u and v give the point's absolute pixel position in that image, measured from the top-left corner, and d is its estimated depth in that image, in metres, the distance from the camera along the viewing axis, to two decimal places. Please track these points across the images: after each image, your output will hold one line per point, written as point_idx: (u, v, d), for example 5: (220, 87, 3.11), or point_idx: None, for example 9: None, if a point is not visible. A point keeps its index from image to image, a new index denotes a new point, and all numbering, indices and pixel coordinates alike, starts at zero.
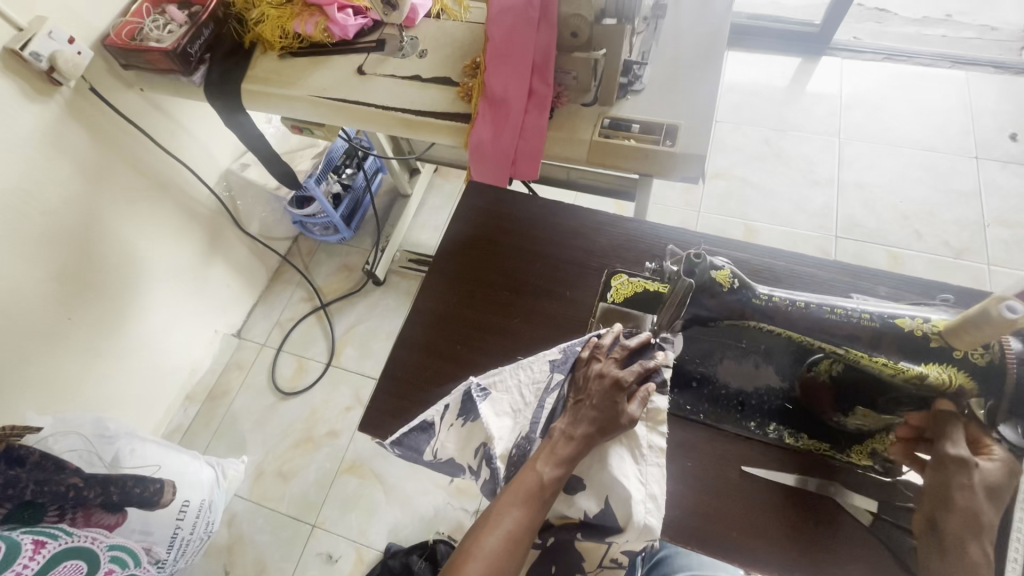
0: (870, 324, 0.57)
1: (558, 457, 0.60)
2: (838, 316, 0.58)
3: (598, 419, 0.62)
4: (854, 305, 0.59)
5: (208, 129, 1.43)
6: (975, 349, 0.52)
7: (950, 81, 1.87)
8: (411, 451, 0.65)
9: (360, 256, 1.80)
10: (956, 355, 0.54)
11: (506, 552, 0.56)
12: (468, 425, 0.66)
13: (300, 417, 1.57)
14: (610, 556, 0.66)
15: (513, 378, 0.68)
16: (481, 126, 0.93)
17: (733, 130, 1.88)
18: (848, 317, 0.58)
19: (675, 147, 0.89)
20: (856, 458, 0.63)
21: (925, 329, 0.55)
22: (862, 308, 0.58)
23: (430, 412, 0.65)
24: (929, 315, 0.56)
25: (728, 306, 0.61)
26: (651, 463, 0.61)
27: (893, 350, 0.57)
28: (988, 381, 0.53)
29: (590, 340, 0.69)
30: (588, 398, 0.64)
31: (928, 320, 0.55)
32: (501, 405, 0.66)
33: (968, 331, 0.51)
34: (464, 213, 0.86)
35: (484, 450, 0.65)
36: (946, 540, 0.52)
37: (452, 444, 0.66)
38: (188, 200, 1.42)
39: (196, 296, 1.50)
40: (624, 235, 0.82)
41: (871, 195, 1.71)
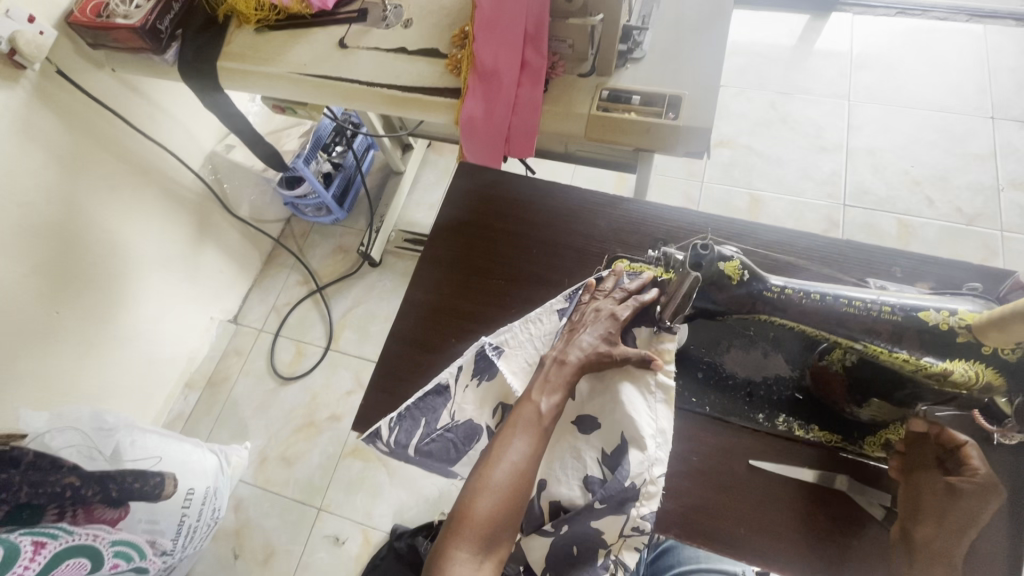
0: (891, 318, 0.53)
1: (555, 383, 0.60)
2: (855, 311, 0.54)
3: (598, 348, 0.62)
4: (874, 295, 0.54)
5: (189, 109, 1.36)
6: (1007, 346, 0.48)
7: (968, 36, 1.78)
8: (429, 413, 0.65)
9: (355, 236, 1.75)
10: (983, 351, 0.49)
11: (515, 484, 0.55)
12: (483, 385, 0.66)
13: (300, 402, 1.56)
14: (632, 522, 0.55)
15: (524, 333, 0.68)
16: (472, 101, 0.87)
17: (737, 94, 1.80)
18: (867, 310, 0.54)
19: (679, 120, 0.83)
20: (869, 449, 0.61)
21: (951, 322, 0.51)
22: (882, 300, 0.54)
23: (443, 374, 0.66)
24: (956, 306, 0.51)
25: (737, 299, 0.58)
26: (661, 399, 0.60)
27: (915, 345, 0.52)
28: (1017, 376, 0.49)
29: (589, 283, 0.69)
30: (587, 327, 0.64)
31: (955, 313, 0.51)
32: (515, 361, 0.66)
33: (998, 327, 0.47)
34: (455, 196, 0.82)
35: (503, 408, 0.65)
36: (915, 549, 0.55)
37: (470, 404, 0.65)
38: (173, 186, 1.37)
39: (189, 284, 1.47)
40: (625, 218, 0.77)
41: (882, 161, 1.65)
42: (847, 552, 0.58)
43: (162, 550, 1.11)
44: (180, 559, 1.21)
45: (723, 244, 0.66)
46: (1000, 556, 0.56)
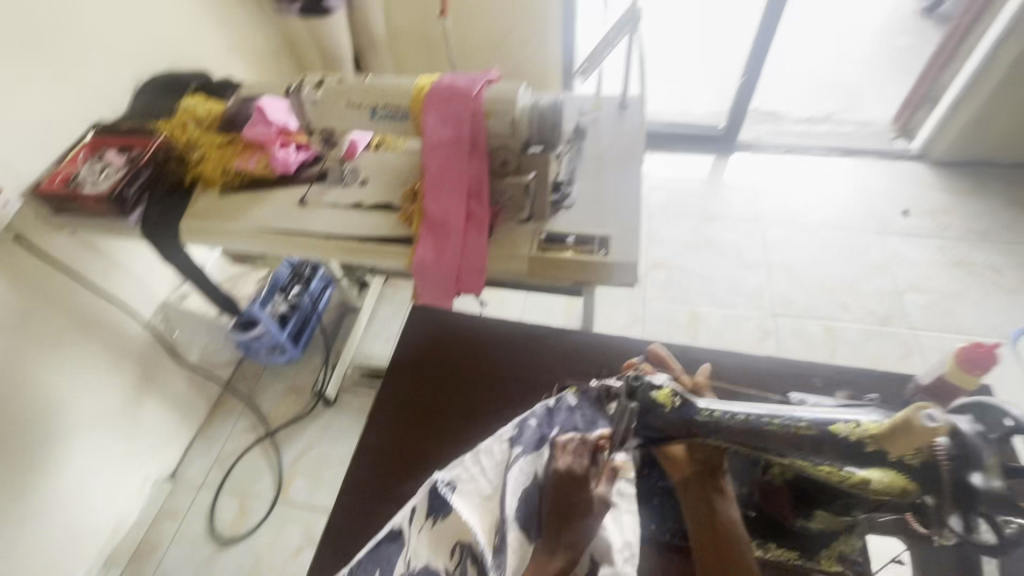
0: (807, 433, 0.50)
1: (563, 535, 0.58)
2: (775, 427, 0.51)
3: (581, 524, 0.59)
4: (789, 411, 0.52)
5: (147, 262, 1.39)
6: (911, 451, 0.46)
7: (845, 169, 2.13)
8: (386, 564, 0.62)
9: (310, 375, 1.73)
10: (891, 458, 0.47)
11: None
12: (438, 524, 0.62)
13: (241, 568, 1.40)
14: None
15: (476, 466, 0.65)
16: (423, 248, 0.96)
17: (664, 223, 2.03)
18: (785, 426, 0.51)
19: (610, 255, 0.94)
20: (826, 563, 0.60)
21: (859, 432, 0.48)
22: (796, 415, 0.51)
23: (397, 518, 0.64)
24: (859, 416, 0.50)
25: (668, 425, 0.54)
26: (625, 511, 0.61)
27: (834, 457, 0.50)
28: None
29: (547, 403, 0.70)
30: (577, 457, 0.63)
31: (860, 422, 0.49)
32: (470, 495, 0.63)
33: (901, 438, 0.46)
34: (411, 334, 0.85)
35: (461, 549, 0.61)
36: None
37: (426, 548, 0.61)
38: (121, 339, 1.34)
39: (125, 440, 1.37)
40: (571, 346, 0.83)
41: (797, 273, 1.85)
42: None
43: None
44: None
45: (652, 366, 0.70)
46: None
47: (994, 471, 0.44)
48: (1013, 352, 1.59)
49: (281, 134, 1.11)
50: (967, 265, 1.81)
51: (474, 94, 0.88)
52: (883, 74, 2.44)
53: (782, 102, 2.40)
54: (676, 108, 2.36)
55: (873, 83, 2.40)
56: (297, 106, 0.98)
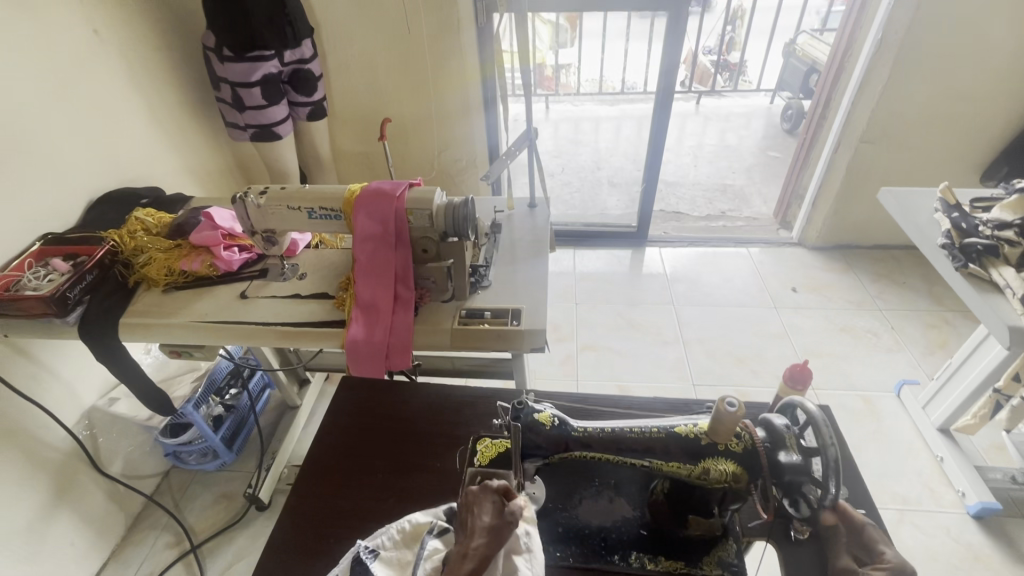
0: (658, 435, 0.64)
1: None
2: (636, 433, 0.65)
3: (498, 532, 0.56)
4: (646, 421, 0.66)
5: (79, 366, 1.39)
6: (731, 439, 0.61)
7: (741, 256, 2.45)
8: None
9: (243, 479, 1.67)
10: (721, 448, 0.61)
11: None
12: None
13: None
14: None
15: (398, 533, 0.64)
16: (355, 327, 1.06)
17: (590, 309, 2.22)
18: (643, 432, 0.64)
19: (520, 324, 1.08)
20: (708, 568, 0.67)
21: (695, 431, 0.63)
22: (651, 423, 0.65)
23: None
24: (696, 420, 0.64)
25: (553, 440, 0.66)
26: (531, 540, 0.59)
27: (681, 455, 0.63)
28: (749, 465, 0.61)
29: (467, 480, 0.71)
30: (479, 506, 0.58)
31: (697, 424, 0.63)
32: (390, 564, 0.61)
33: (719, 427, 0.60)
34: (339, 403, 0.92)
35: None
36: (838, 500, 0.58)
37: None
38: (40, 447, 1.28)
39: (28, 564, 1.26)
40: (486, 402, 0.91)
41: (710, 346, 2.04)
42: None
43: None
44: None
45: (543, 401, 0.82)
46: None
47: (793, 448, 0.59)
48: (899, 401, 1.79)
49: (226, 238, 1.25)
50: (851, 329, 2.07)
51: (397, 195, 1.05)
52: (760, 179, 2.92)
53: (683, 204, 2.79)
54: (595, 211, 2.69)
55: (754, 187, 2.86)
56: (242, 212, 1.11)
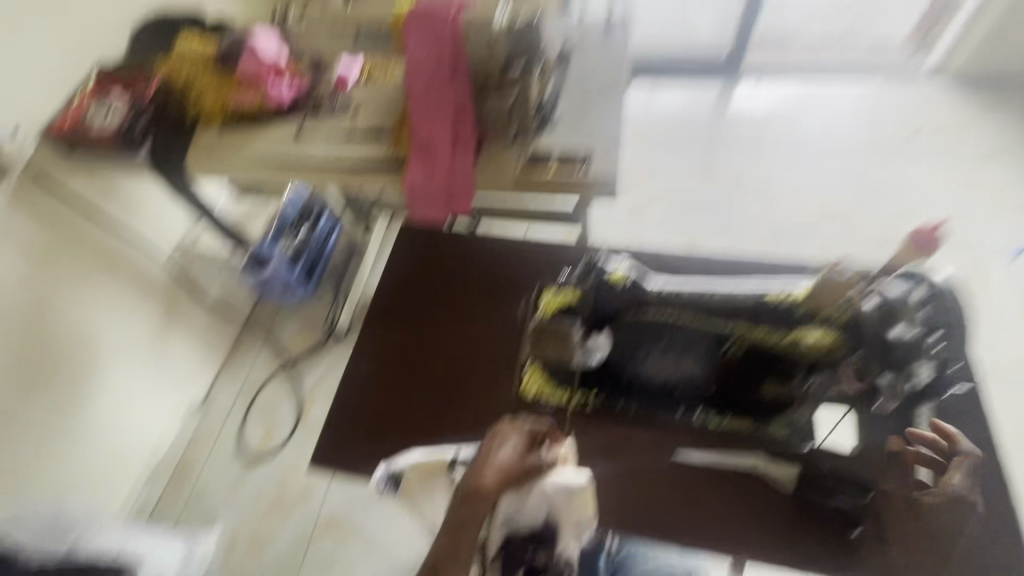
0: (749, 300, 0.67)
1: (462, 524, 0.59)
2: (726, 299, 0.67)
3: (511, 469, 0.60)
4: (733, 288, 0.69)
5: (159, 206, 1.45)
6: (834, 308, 0.64)
7: (854, 91, 2.06)
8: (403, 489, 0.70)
9: (323, 312, 1.77)
10: (820, 319, 0.64)
11: None
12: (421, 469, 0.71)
13: (270, 480, 1.47)
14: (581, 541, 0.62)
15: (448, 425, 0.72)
16: (414, 171, 1.00)
17: (663, 159, 2.00)
18: (732, 297, 0.68)
19: (591, 170, 0.98)
20: (776, 429, 0.67)
21: (790, 300, 0.65)
22: (741, 289, 0.68)
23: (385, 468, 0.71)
24: (789, 289, 0.68)
25: (626, 298, 0.69)
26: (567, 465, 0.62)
27: (772, 322, 0.65)
28: (850, 333, 0.64)
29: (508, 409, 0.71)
30: (501, 440, 0.62)
31: (787, 294, 0.67)
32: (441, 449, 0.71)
33: (823, 294, 0.64)
34: (403, 248, 0.91)
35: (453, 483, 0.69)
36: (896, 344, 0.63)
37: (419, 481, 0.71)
38: (143, 275, 1.40)
39: (154, 370, 1.44)
40: (553, 253, 0.85)
41: (796, 199, 1.84)
42: (781, 512, 0.64)
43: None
44: None
45: (619, 258, 0.78)
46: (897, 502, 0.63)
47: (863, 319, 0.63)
48: (1008, 268, 1.61)
49: (273, 69, 1.13)
50: (974, 183, 1.78)
51: (452, 16, 0.89)
52: None
53: None
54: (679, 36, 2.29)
55: None
56: None
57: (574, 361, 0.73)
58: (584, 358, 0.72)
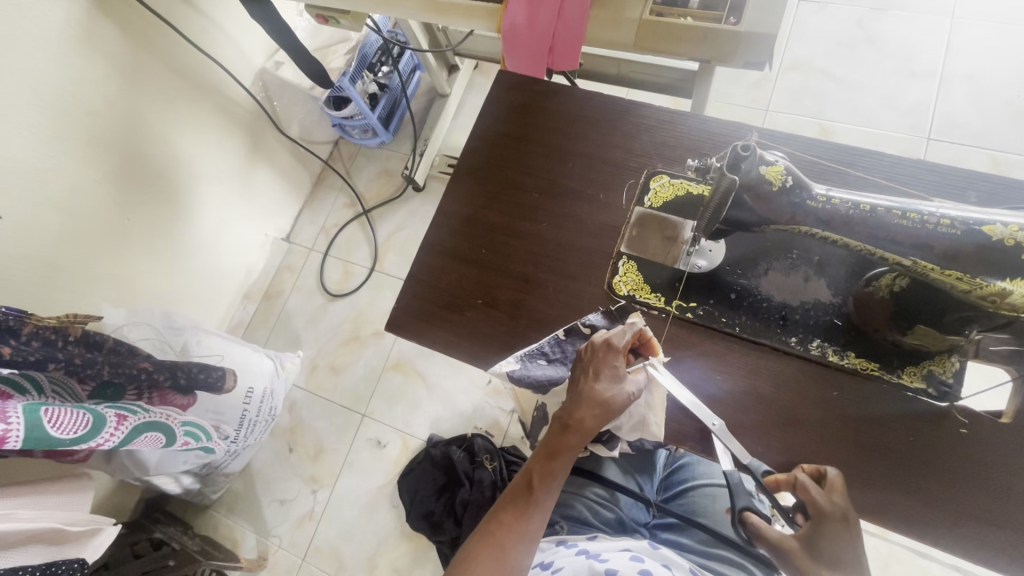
0: (950, 233, 0.49)
1: (564, 450, 0.60)
2: (909, 223, 0.51)
3: (615, 403, 0.58)
4: (933, 208, 0.51)
5: (240, 24, 1.35)
6: None
7: None
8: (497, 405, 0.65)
9: (400, 160, 1.71)
10: None
11: (528, 537, 0.57)
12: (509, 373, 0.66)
13: (347, 318, 1.58)
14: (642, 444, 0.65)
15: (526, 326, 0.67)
16: (514, 7, 0.81)
17: (818, 10, 1.55)
18: (922, 224, 0.50)
19: (740, 25, 0.76)
20: (908, 379, 0.58)
21: (1018, 237, 0.47)
22: (942, 212, 0.50)
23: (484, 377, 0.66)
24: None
25: (778, 208, 0.55)
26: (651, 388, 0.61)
27: (972, 264, 0.49)
28: None
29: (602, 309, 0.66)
30: (599, 370, 0.60)
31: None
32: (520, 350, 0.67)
33: None
34: (495, 104, 0.78)
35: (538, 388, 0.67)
36: None
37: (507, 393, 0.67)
38: (228, 103, 1.37)
39: (245, 200, 1.49)
40: (671, 131, 0.71)
41: (982, 87, 1.41)
42: (893, 469, 0.56)
43: (197, 472, 1.30)
44: (240, 448, 1.30)
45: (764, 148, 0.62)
46: None
47: None
48: None
49: None
50: None
51: None
52: None
53: None
54: None
55: None
56: None
57: (677, 264, 0.65)
58: (689, 263, 0.64)
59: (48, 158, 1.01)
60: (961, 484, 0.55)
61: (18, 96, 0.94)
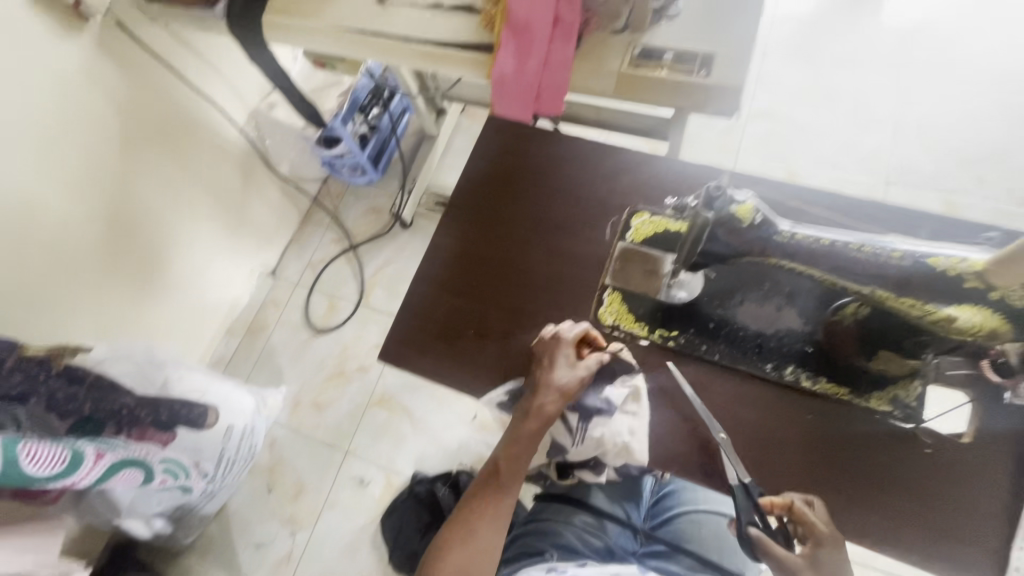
0: (900, 264, 0.54)
1: (526, 438, 0.65)
2: (865, 256, 0.56)
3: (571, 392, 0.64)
4: (887, 242, 0.56)
5: (237, 67, 1.40)
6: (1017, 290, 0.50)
7: None
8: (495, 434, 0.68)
9: (388, 198, 1.75)
10: (992, 296, 0.51)
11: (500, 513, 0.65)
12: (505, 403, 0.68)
13: (332, 352, 1.57)
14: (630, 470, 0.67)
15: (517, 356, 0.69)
16: (504, 56, 0.87)
17: (781, 64, 1.68)
18: (877, 256, 0.55)
19: (710, 78, 0.83)
20: (875, 403, 0.61)
21: (961, 269, 0.52)
22: (895, 246, 0.55)
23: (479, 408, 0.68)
24: (969, 255, 0.52)
25: (748, 241, 0.59)
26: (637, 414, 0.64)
27: (924, 293, 0.54)
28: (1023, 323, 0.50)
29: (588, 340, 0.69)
30: (552, 362, 0.65)
31: (966, 261, 0.52)
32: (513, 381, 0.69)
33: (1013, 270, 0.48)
34: (485, 146, 0.82)
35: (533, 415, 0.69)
36: None
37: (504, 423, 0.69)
38: (220, 141, 1.40)
39: (232, 235, 1.50)
40: (649, 172, 0.77)
41: (931, 136, 1.54)
42: (869, 491, 0.59)
43: (171, 514, 1.25)
44: (218, 488, 1.26)
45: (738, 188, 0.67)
46: (999, 503, 0.57)
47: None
48: None
49: None
50: None
51: None
52: None
53: None
54: None
55: None
56: None
57: (658, 295, 0.69)
58: (669, 294, 0.68)
59: (38, 193, 1.02)
60: (932, 501, 0.58)
61: (12, 134, 0.96)
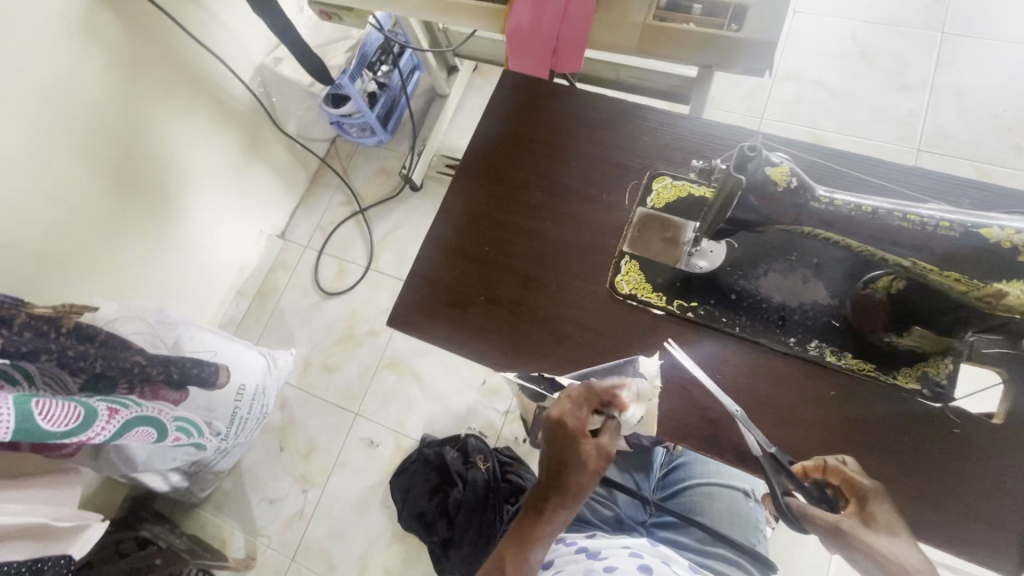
0: (949, 235, 0.51)
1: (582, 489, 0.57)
2: (909, 225, 0.53)
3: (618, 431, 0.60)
4: (932, 211, 0.52)
5: (241, 18, 1.34)
6: None
7: None
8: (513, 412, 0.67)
9: (398, 159, 1.70)
10: None
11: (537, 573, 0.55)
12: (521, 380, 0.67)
13: (341, 316, 1.57)
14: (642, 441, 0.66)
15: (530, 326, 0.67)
16: (519, 7, 0.82)
17: (812, 22, 1.58)
18: (923, 226, 0.52)
19: (740, 32, 0.78)
20: (903, 380, 0.59)
21: (1015, 240, 0.49)
22: (942, 216, 0.52)
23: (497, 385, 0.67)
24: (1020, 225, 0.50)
25: (781, 208, 0.55)
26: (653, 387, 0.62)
27: (968, 265, 0.51)
28: None
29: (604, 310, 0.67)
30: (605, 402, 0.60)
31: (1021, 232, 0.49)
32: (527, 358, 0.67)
33: None
34: (499, 104, 0.78)
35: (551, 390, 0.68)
36: None
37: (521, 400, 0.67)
38: (226, 97, 1.36)
39: (240, 194, 1.47)
40: (672, 132, 0.73)
41: (969, 102, 1.45)
42: (896, 472, 0.57)
43: (186, 469, 1.28)
44: (231, 446, 1.29)
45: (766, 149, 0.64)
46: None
47: None
48: None
49: None
50: None
51: None
52: None
53: None
54: None
55: None
56: None
57: (678, 264, 0.66)
58: (690, 263, 0.65)
59: (41, 148, 0.99)
60: (959, 483, 0.56)
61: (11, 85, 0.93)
